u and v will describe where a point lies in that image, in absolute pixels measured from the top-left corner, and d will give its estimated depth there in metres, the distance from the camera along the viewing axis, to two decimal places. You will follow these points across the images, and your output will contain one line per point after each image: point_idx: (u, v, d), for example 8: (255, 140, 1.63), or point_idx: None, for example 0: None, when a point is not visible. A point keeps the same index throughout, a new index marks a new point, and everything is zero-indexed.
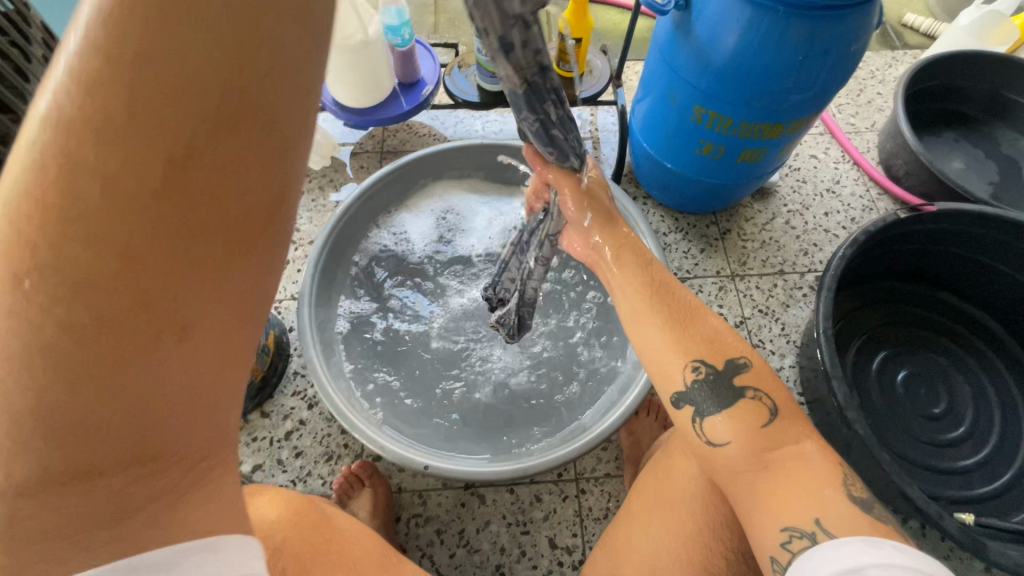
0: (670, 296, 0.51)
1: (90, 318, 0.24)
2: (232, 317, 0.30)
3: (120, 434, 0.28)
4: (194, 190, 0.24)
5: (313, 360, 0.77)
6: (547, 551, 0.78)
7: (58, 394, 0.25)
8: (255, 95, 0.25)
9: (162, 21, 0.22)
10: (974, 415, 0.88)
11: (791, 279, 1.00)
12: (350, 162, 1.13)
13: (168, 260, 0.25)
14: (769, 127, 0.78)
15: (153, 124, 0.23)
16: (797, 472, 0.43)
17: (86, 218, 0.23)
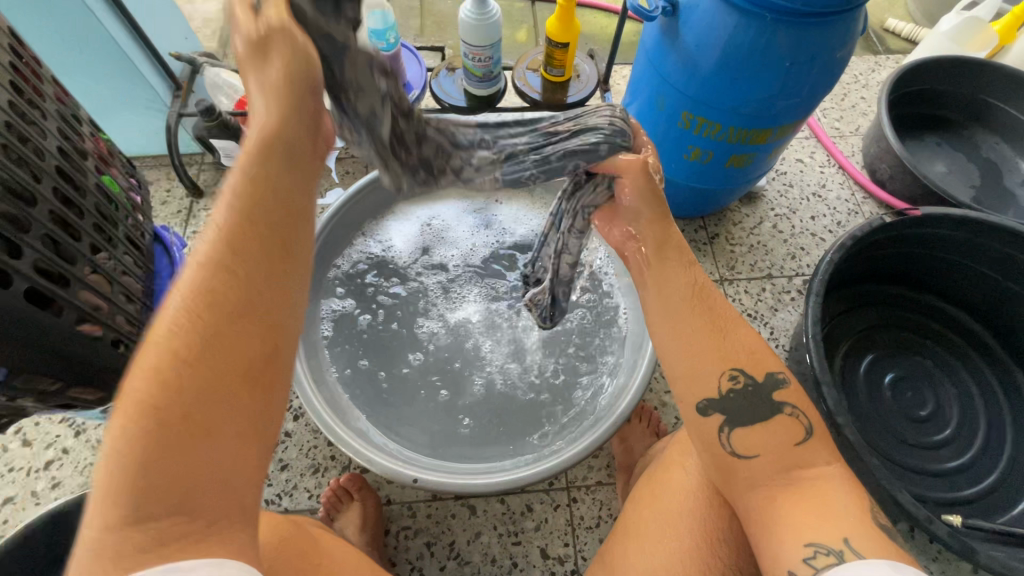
0: (710, 302, 0.53)
1: (156, 394, 0.33)
2: (251, 432, 0.36)
3: (161, 506, 0.32)
4: (233, 340, 0.35)
5: (298, 371, 0.75)
6: (538, 562, 0.78)
7: (124, 478, 0.32)
8: (274, 279, 0.37)
9: (230, 245, 0.37)
10: (960, 417, 0.89)
11: (779, 283, 1.00)
12: (336, 167, 1.11)
13: (211, 384, 0.34)
14: (756, 133, 0.78)
15: (216, 302, 0.35)
16: (821, 494, 0.47)
17: (165, 365, 0.34)
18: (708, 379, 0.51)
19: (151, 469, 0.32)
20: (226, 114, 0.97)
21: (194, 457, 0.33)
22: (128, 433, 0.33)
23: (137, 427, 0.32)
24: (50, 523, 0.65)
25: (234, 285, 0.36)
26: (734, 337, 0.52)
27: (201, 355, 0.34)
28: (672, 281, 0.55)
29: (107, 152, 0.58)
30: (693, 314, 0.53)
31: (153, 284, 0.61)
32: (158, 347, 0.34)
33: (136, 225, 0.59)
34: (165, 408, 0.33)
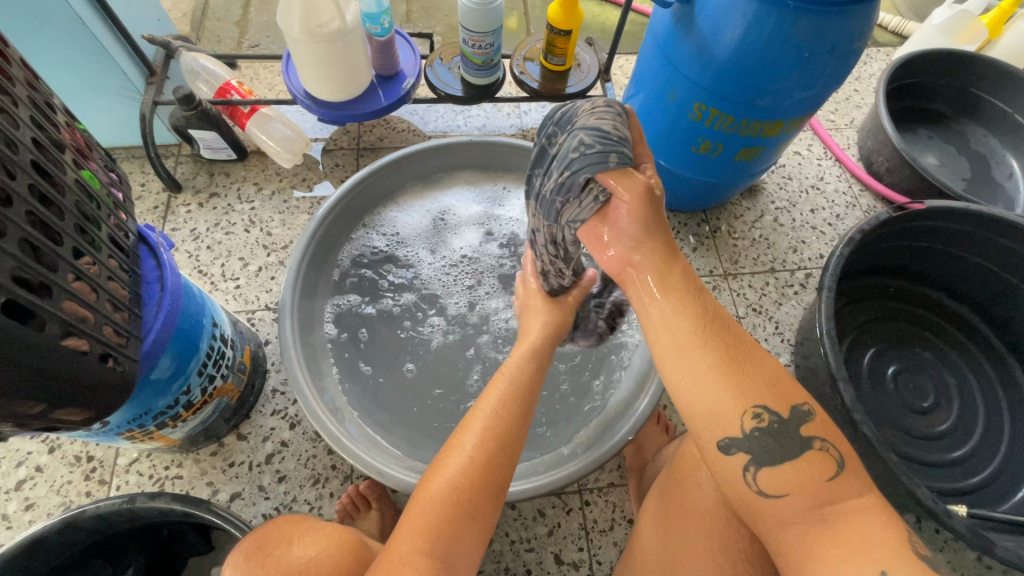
0: (721, 338, 0.44)
1: (460, 478, 0.52)
2: (484, 518, 0.52)
3: (434, 547, 0.48)
4: (502, 454, 0.54)
5: (299, 378, 0.70)
6: (553, 568, 0.75)
7: (426, 524, 0.50)
8: (524, 419, 0.58)
9: (512, 395, 0.59)
10: (959, 408, 0.90)
11: (782, 277, 1.00)
12: (324, 160, 1.06)
13: (486, 482, 0.52)
14: (769, 125, 0.77)
15: (498, 428, 0.55)
16: (859, 527, 0.42)
17: (464, 458, 0.53)
18: (728, 420, 0.43)
19: (444, 523, 0.50)
20: (207, 103, 0.90)
21: (463, 526, 0.50)
22: (433, 498, 0.51)
23: (442, 495, 0.51)
24: (28, 552, 0.60)
25: (509, 424, 0.56)
26: (747, 375, 0.43)
27: (485, 464, 0.53)
28: (676, 311, 0.45)
29: (85, 144, 0.52)
30: (705, 347, 0.44)
31: (140, 290, 0.56)
32: (460, 452, 0.54)
33: (119, 225, 0.54)
34: (462, 486, 0.51)
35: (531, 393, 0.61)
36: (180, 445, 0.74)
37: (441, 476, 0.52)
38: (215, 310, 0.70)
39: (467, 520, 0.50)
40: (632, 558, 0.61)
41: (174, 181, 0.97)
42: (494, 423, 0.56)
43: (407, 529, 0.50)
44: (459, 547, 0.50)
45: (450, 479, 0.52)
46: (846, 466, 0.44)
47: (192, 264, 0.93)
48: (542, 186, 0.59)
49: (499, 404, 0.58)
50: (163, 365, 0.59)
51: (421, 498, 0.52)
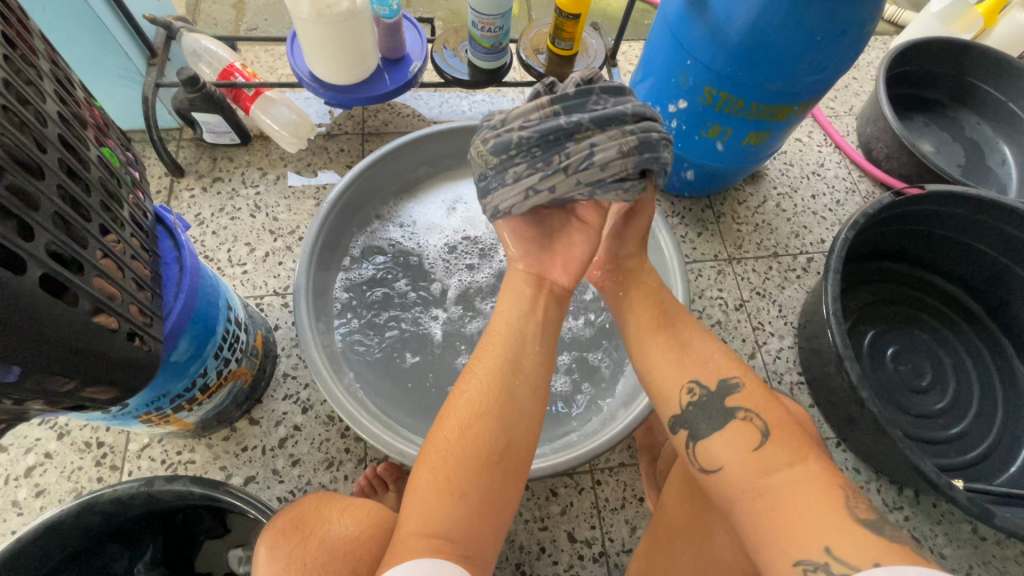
0: (673, 320, 0.58)
1: (446, 459, 0.47)
2: (492, 498, 0.46)
3: (432, 532, 0.44)
4: (491, 425, 0.48)
5: (315, 360, 0.70)
6: (567, 546, 0.77)
7: (418, 506, 0.45)
8: (517, 382, 0.51)
9: (497, 357, 0.53)
10: (956, 387, 0.93)
11: (785, 261, 1.01)
12: (328, 144, 1.05)
13: (477, 457, 0.47)
14: (778, 109, 0.78)
15: (486, 396, 0.50)
16: (793, 496, 0.44)
17: (449, 435, 0.49)
18: (669, 398, 0.54)
19: (435, 509, 0.45)
20: (211, 85, 0.89)
21: (459, 508, 0.45)
22: (421, 479, 0.47)
23: (425, 480, 0.47)
24: (45, 535, 0.59)
25: (495, 390, 0.50)
26: (689, 348, 0.56)
27: (466, 439, 0.48)
28: (639, 306, 0.60)
29: (103, 122, 0.51)
30: (661, 329, 0.58)
31: (159, 271, 0.56)
32: (444, 429, 0.49)
33: (138, 205, 0.53)
34: (444, 471, 0.46)
35: (520, 345, 0.54)
36: (192, 429, 0.74)
37: (424, 462, 0.48)
38: (229, 294, 0.69)
39: (464, 500, 0.45)
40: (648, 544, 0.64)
41: (176, 164, 0.95)
42: (473, 394, 0.50)
43: (405, 517, 0.46)
44: (462, 529, 0.44)
45: (431, 465, 0.47)
46: (773, 434, 0.48)
47: (197, 250, 0.92)
48: (659, 136, 0.59)
49: (478, 371, 0.52)
50: (182, 348, 0.59)
51: (409, 489, 0.48)
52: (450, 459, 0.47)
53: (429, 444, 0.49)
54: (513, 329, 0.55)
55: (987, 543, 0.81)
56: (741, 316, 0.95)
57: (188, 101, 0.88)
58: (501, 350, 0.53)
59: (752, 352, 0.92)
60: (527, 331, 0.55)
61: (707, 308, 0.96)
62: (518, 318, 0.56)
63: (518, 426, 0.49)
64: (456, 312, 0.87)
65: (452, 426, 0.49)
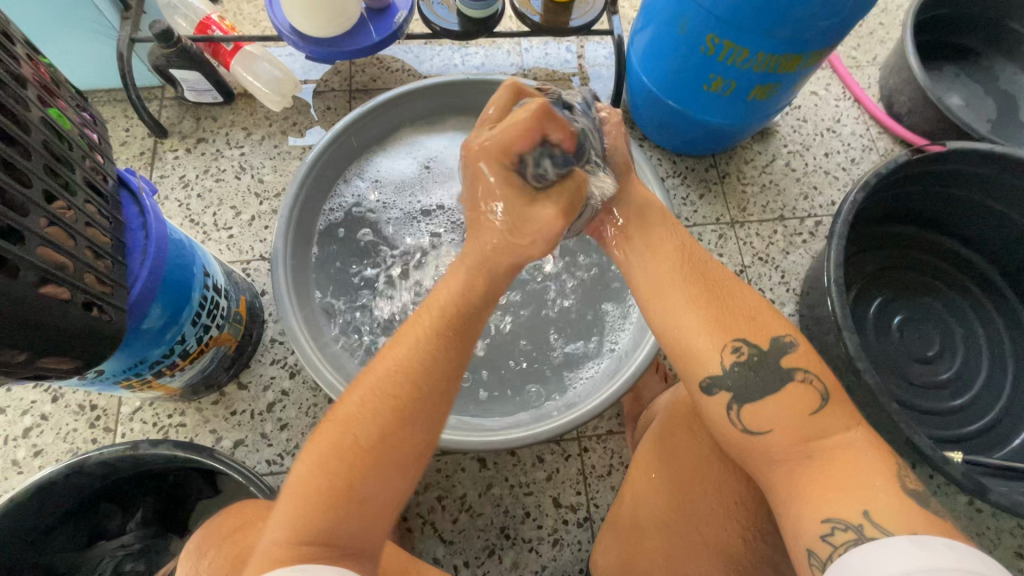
0: (700, 264, 0.52)
1: (347, 453, 0.42)
2: (382, 499, 0.43)
3: (313, 533, 0.40)
4: (402, 425, 0.44)
5: (294, 327, 0.69)
6: (551, 511, 0.77)
7: (308, 499, 0.41)
8: (441, 381, 0.46)
9: (422, 341, 0.47)
10: (964, 359, 0.89)
11: (791, 224, 0.97)
12: (315, 102, 1.01)
13: (382, 457, 0.43)
14: (787, 59, 0.72)
15: (403, 388, 0.45)
16: (846, 458, 0.43)
17: (354, 424, 0.44)
18: (709, 357, 0.48)
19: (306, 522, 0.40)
20: (187, 39, 0.85)
21: (344, 508, 0.41)
22: (316, 469, 0.42)
23: (318, 473, 0.42)
24: (40, 493, 0.61)
25: (416, 383, 0.45)
26: (728, 304, 0.49)
27: (362, 440, 0.43)
28: (659, 246, 0.53)
29: (52, 80, 0.48)
30: (693, 273, 0.51)
31: (124, 237, 0.54)
32: (354, 416, 0.44)
33: (96, 168, 0.51)
34: (327, 475, 0.42)
35: (447, 338, 0.48)
36: (180, 393, 0.74)
37: (321, 451, 0.43)
38: (207, 260, 0.68)
39: (351, 501, 0.41)
40: (632, 528, 0.61)
41: (158, 124, 0.93)
42: (381, 385, 0.45)
43: (288, 503, 0.41)
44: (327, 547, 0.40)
45: (315, 467, 0.42)
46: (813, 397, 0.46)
47: (183, 213, 0.91)
48: (599, 136, 0.55)
49: (397, 360, 0.46)
50: (154, 315, 0.58)
51: (284, 488, 0.43)
52: (347, 461, 0.42)
53: (315, 441, 0.44)
54: (444, 315, 0.48)
55: (982, 516, 0.79)
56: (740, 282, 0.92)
57: (164, 57, 0.85)
58: (423, 342, 0.47)
59: None
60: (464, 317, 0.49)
61: None
62: (459, 300, 0.49)
63: (422, 432, 0.45)
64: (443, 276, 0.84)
65: (347, 422, 0.44)
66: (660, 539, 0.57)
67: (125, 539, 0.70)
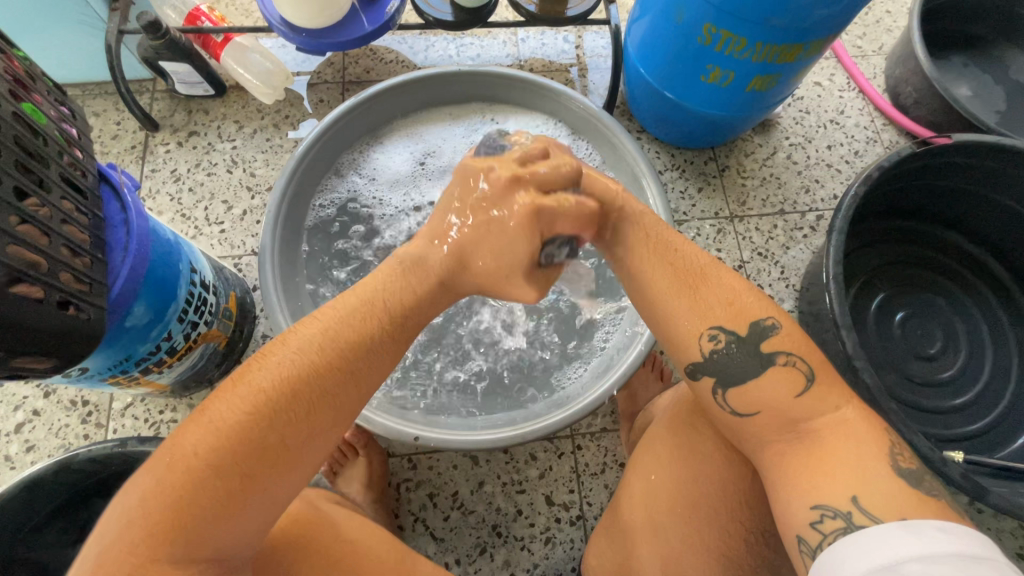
0: (680, 250, 0.52)
1: (231, 441, 0.40)
2: (250, 495, 0.41)
3: (173, 522, 0.39)
4: (294, 424, 0.42)
5: (282, 324, 0.69)
6: (544, 509, 0.77)
7: (179, 484, 0.39)
8: (345, 385, 0.45)
9: (336, 335, 0.45)
10: (967, 356, 0.87)
11: (791, 219, 0.95)
12: (308, 94, 0.99)
13: (265, 454, 0.41)
14: (786, 49, 0.69)
15: (304, 383, 0.43)
16: (834, 442, 0.46)
17: (247, 409, 0.41)
18: (687, 347, 0.50)
19: (163, 497, 0.39)
20: (176, 31, 0.84)
21: (208, 498, 0.39)
22: (191, 449, 0.40)
23: (193, 452, 0.40)
24: (30, 490, 0.62)
25: (318, 380, 0.43)
26: (706, 291, 0.50)
27: (241, 423, 0.41)
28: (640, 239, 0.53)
29: (26, 74, 0.47)
30: (671, 260, 0.52)
31: (105, 234, 0.53)
32: (247, 398, 0.42)
33: (74, 164, 0.50)
34: (196, 452, 0.40)
35: (356, 330, 0.46)
36: (170, 390, 0.74)
37: (205, 429, 0.41)
38: (194, 256, 0.67)
39: (217, 491, 0.40)
40: (627, 529, 0.58)
41: (150, 118, 0.92)
42: (273, 370, 0.43)
43: (156, 477, 0.40)
44: (174, 526, 0.39)
45: (188, 441, 0.41)
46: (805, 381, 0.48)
47: (174, 208, 0.90)
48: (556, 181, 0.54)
49: (297, 345, 0.44)
50: (138, 313, 0.57)
51: (155, 455, 0.41)
52: (225, 447, 0.40)
53: (197, 414, 0.42)
54: (359, 307, 0.47)
55: (982, 516, 0.78)
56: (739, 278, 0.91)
57: (153, 50, 0.84)
58: (331, 330, 0.45)
59: None
60: (386, 320, 0.48)
61: None
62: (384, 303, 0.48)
63: (313, 427, 0.43)
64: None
65: (230, 401, 0.42)
66: (661, 541, 0.55)
67: None
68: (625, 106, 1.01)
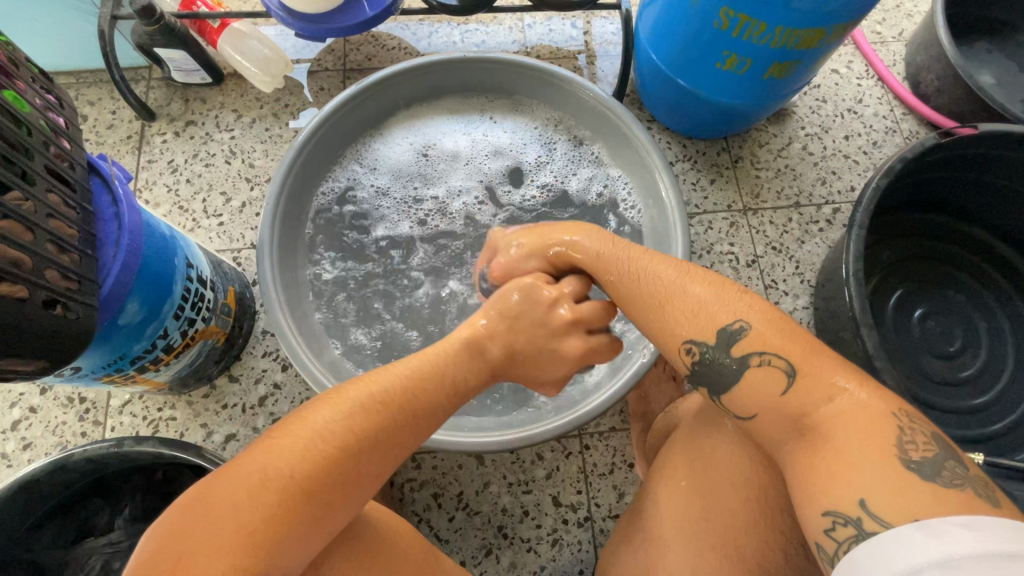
0: (641, 271, 0.54)
1: (321, 467, 0.42)
2: (324, 522, 0.42)
3: (252, 535, 0.39)
4: (373, 461, 0.45)
5: (281, 320, 0.67)
6: (551, 510, 0.75)
7: (267, 500, 0.40)
8: (415, 428, 0.49)
9: (415, 379, 0.50)
10: (989, 354, 0.84)
11: (807, 212, 0.92)
12: (308, 83, 0.96)
13: (345, 484, 0.43)
14: (808, 34, 0.66)
15: (384, 422, 0.46)
16: (840, 434, 0.42)
17: (337, 438, 0.44)
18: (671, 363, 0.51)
19: (241, 518, 0.39)
20: (171, 16, 0.81)
21: (289, 521, 0.40)
22: (281, 469, 0.41)
23: (282, 474, 0.41)
24: (23, 490, 0.60)
25: (396, 422, 0.47)
26: (668, 309, 0.50)
27: (326, 453, 0.43)
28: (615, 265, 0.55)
29: (8, 58, 0.44)
30: (635, 286, 0.53)
31: (95, 229, 0.51)
32: (336, 429, 0.44)
33: (60, 155, 0.47)
34: (279, 475, 0.41)
35: (430, 378, 0.51)
36: (168, 387, 0.72)
37: (295, 452, 0.42)
38: (191, 250, 0.65)
39: (298, 515, 0.41)
40: (652, 537, 0.56)
41: (146, 106, 0.90)
42: (356, 406, 0.46)
43: (239, 493, 0.40)
44: (249, 550, 0.39)
45: (272, 460, 0.42)
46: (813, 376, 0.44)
47: (172, 200, 0.88)
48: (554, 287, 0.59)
49: (378, 387, 0.48)
50: (131, 310, 0.55)
51: (226, 471, 0.42)
52: (312, 472, 0.42)
53: (278, 436, 0.43)
54: (433, 358, 0.53)
55: None
56: (752, 273, 0.88)
57: (148, 35, 0.81)
58: (408, 378, 0.50)
59: None
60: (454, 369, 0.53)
61: (716, 265, 0.88)
62: (454, 352, 0.54)
63: (385, 465, 0.46)
64: (436, 271, 0.83)
65: (314, 430, 0.44)
66: (689, 551, 0.52)
67: (114, 536, 0.68)
68: (634, 95, 0.98)
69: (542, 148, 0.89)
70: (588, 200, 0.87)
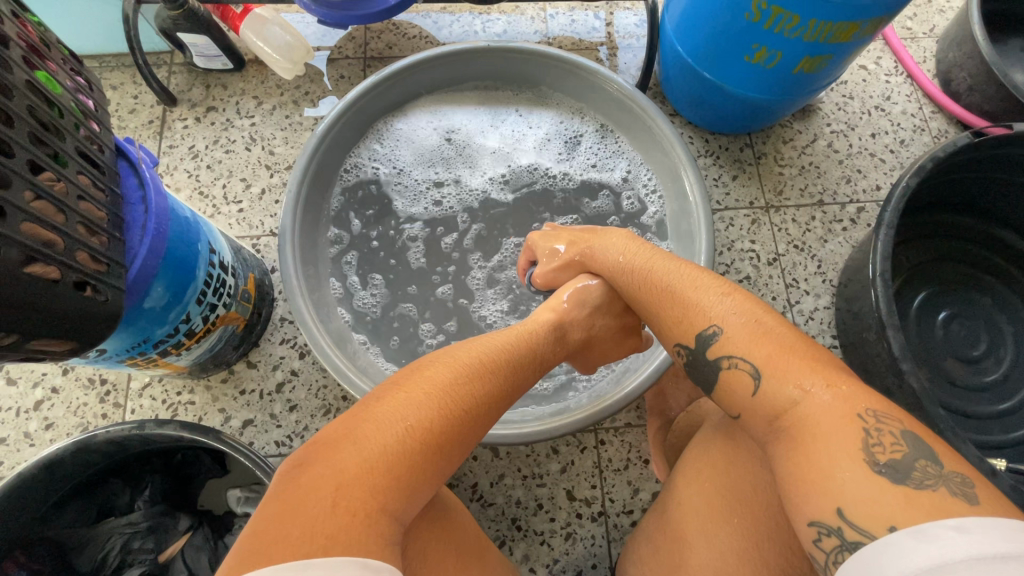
0: (645, 276, 0.57)
1: (454, 406, 0.45)
2: (447, 462, 0.43)
3: (395, 467, 0.39)
4: (487, 410, 0.48)
5: (301, 309, 0.67)
6: (564, 504, 0.75)
7: (410, 435, 0.41)
8: (514, 390, 0.53)
9: (508, 348, 0.55)
10: (1015, 360, 0.82)
11: (830, 211, 0.90)
12: (328, 70, 0.96)
13: (468, 428, 0.45)
14: (842, 28, 0.65)
15: (492, 376, 0.50)
16: (814, 437, 0.39)
17: (462, 385, 0.47)
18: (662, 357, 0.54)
19: (389, 457, 0.39)
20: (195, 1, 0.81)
21: (428, 456, 0.41)
22: (420, 407, 0.43)
23: (422, 412, 0.43)
24: (45, 469, 0.60)
25: (502, 381, 0.51)
26: (660, 313, 0.54)
27: (454, 401, 0.45)
28: (624, 270, 0.60)
29: (40, 39, 0.44)
30: (641, 293, 0.57)
31: (123, 212, 0.51)
32: (459, 378, 0.47)
33: (90, 137, 0.47)
34: (420, 416, 0.42)
35: (519, 350, 0.56)
36: (188, 372, 0.73)
37: (430, 393, 0.45)
38: (213, 235, 0.65)
39: (436, 450, 0.42)
40: (680, 534, 0.56)
41: (168, 91, 0.90)
42: (470, 365, 0.50)
43: (383, 426, 0.41)
44: (395, 481, 0.38)
45: (410, 401, 0.43)
46: (841, 375, 0.42)
47: (192, 185, 0.88)
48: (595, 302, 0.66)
49: (482, 353, 0.52)
50: (156, 294, 0.55)
51: (361, 414, 0.42)
52: (446, 413, 0.44)
53: (408, 389, 0.44)
54: (518, 335, 0.58)
55: None
56: (773, 271, 0.87)
57: (170, 19, 0.81)
58: (504, 350, 0.54)
59: (781, 312, 0.85)
60: (537, 348, 0.58)
61: (736, 262, 0.87)
62: (535, 332, 0.60)
63: (493, 417, 0.49)
64: (444, 261, 0.83)
65: (441, 387, 0.46)
66: (712, 553, 0.52)
67: (133, 517, 0.68)
68: (657, 88, 0.97)
69: (560, 137, 0.88)
70: (607, 186, 0.86)
